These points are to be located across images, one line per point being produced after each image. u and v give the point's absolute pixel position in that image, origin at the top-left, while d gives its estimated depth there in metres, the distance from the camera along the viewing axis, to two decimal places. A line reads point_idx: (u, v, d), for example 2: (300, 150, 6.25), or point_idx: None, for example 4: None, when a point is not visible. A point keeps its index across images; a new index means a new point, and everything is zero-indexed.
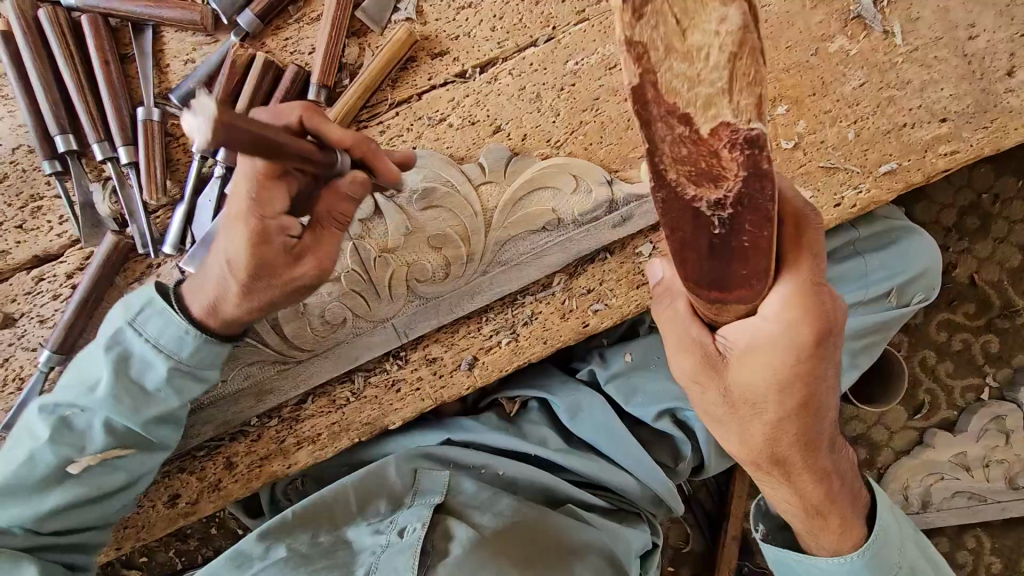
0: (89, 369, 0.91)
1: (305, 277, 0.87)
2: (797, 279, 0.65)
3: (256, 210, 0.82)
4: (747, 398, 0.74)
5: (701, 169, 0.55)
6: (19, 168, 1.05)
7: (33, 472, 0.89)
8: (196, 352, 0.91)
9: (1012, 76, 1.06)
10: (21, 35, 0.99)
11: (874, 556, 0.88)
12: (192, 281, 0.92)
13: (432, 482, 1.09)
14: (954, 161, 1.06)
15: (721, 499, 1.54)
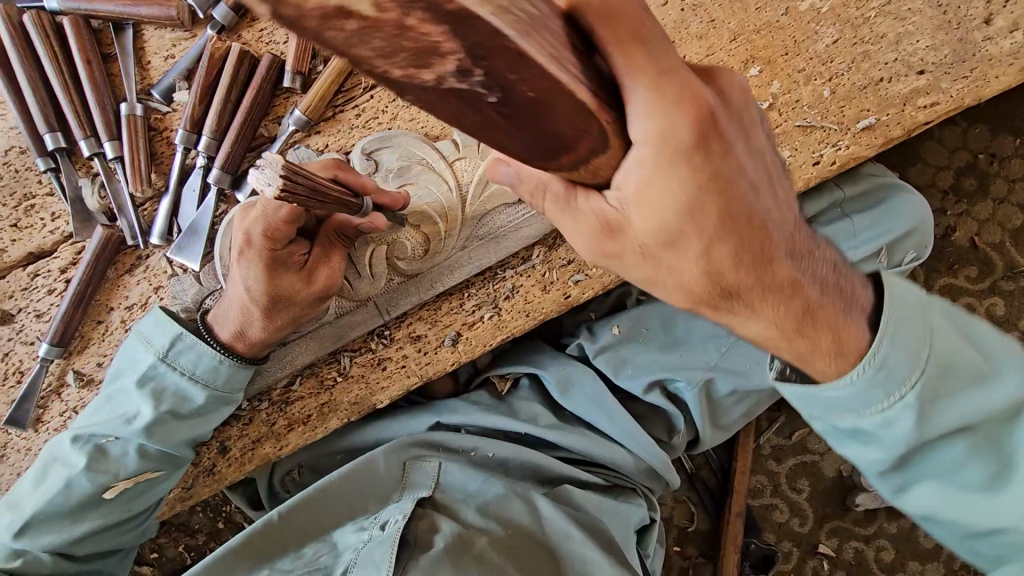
0: (122, 402, 0.97)
1: (320, 292, 0.95)
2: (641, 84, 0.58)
3: (265, 242, 0.90)
4: (661, 240, 0.64)
5: (414, 50, 0.43)
6: (12, 169, 1.09)
7: (69, 498, 0.95)
8: (228, 379, 0.99)
9: (989, 25, 1.05)
10: (8, 39, 1.03)
11: (887, 363, 0.70)
12: (216, 313, 0.99)
13: (421, 476, 1.08)
14: (935, 112, 1.04)
15: (725, 477, 1.51)
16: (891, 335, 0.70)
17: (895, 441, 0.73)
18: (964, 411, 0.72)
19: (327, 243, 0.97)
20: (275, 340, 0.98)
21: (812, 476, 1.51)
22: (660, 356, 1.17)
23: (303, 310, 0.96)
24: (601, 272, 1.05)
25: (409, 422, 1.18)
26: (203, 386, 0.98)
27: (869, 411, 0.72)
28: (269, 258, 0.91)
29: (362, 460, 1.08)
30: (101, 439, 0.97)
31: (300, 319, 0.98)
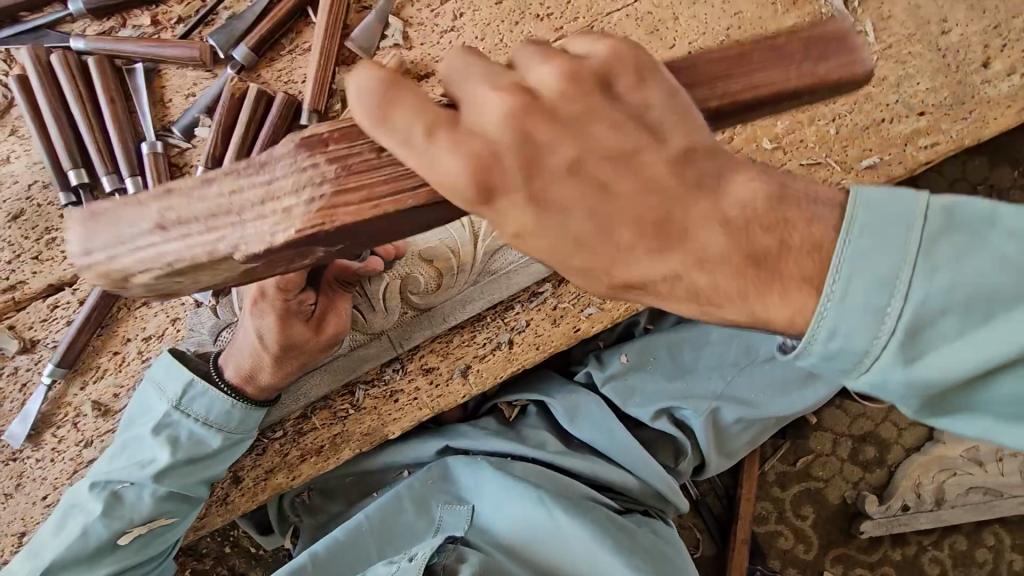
0: (137, 449, 0.98)
1: (332, 340, 0.97)
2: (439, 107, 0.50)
3: (279, 296, 0.91)
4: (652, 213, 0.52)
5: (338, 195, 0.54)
6: (35, 203, 1.11)
7: (88, 544, 0.97)
8: (240, 422, 1.00)
9: (988, 68, 1.08)
10: (37, 79, 1.07)
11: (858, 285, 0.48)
12: (228, 354, 1.00)
13: (454, 517, 1.12)
14: (935, 153, 1.07)
15: (730, 503, 1.52)
16: (859, 240, 0.48)
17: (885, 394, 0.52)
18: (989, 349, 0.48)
19: (332, 290, 0.98)
20: (285, 384, 1.00)
21: (816, 503, 1.53)
22: (667, 387, 1.19)
23: (311, 356, 0.98)
24: (611, 306, 1.07)
25: (420, 447, 1.19)
26: (217, 431, 1.00)
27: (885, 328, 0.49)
28: (282, 309, 0.92)
29: (390, 495, 1.12)
30: (117, 485, 0.98)
31: (307, 364, 0.99)
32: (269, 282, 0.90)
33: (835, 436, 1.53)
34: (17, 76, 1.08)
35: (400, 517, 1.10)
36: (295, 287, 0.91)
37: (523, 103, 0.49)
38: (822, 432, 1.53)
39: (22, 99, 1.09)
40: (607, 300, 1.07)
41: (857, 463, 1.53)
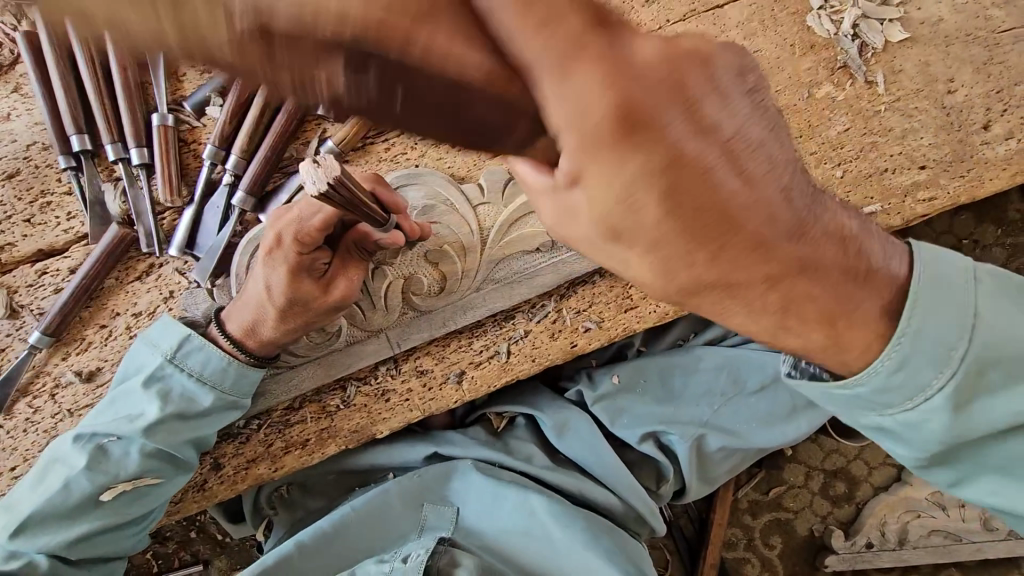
0: (127, 404, 0.96)
1: (338, 303, 0.96)
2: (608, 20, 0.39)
3: (294, 246, 0.92)
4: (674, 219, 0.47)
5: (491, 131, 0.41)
6: (32, 164, 1.08)
7: (70, 498, 0.94)
8: (235, 380, 0.99)
9: (988, 130, 1.12)
10: (45, 37, 1.04)
11: (920, 348, 0.61)
12: (233, 306, 0.99)
13: (440, 519, 1.13)
14: (932, 207, 1.11)
15: (702, 527, 1.54)
16: (923, 306, 0.61)
17: (924, 438, 0.66)
18: (1007, 411, 0.65)
19: (348, 255, 0.98)
20: (284, 341, 0.99)
21: (784, 533, 1.56)
22: (656, 410, 1.21)
23: (316, 316, 0.97)
24: (610, 325, 1.08)
25: (406, 450, 1.18)
26: (211, 388, 0.98)
27: (924, 389, 0.63)
28: (294, 261, 0.92)
29: (376, 491, 1.12)
30: (103, 439, 0.96)
31: (309, 323, 0.98)
32: (287, 233, 0.91)
33: (808, 469, 1.57)
34: (26, 32, 1.05)
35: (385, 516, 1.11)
36: (310, 237, 0.91)
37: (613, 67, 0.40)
38: (796, 464, 1.57)
39: (29, 57, 1.05)
40: (607, 318, 1.08)
41: (826, 497, 1.56)
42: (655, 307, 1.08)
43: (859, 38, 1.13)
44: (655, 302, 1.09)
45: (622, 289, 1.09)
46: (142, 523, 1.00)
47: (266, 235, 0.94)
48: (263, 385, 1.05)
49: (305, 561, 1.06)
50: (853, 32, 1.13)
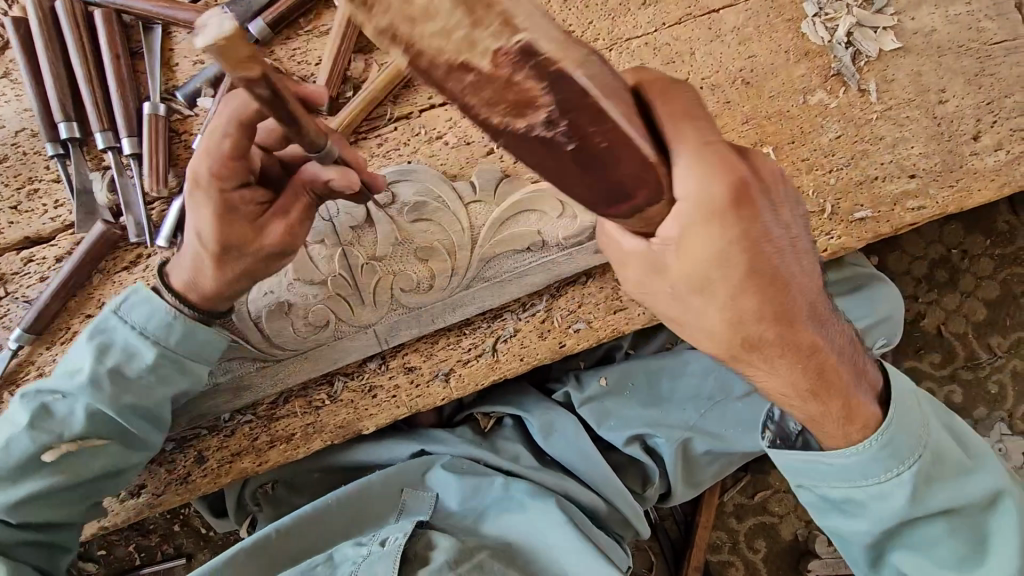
0: (72, 357, 0.92)
1: (273, 246, 0.88)
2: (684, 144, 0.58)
3: (216, 181, 0.82)
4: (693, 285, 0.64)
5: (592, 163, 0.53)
6: (19, 151, 1.07)
7: (10, 459, 0.89)
8: (179, 334, 0.92)
9: (977, 141, 1.13)
10: (37, 23, 1.03)
11: (893, 438, 0.79)
12: (176, 257, 0.93)
13: (421, 504, 1.12)
14: (920, 215, 1.11)
15: (687, 530, 1.55)
16: (896, 423, 0.79)
17: (882, 513, 0.81)
18: (954, 495, 0.82)
19: (290, 194, 0.89)
20: (229, 293, 0.92)
21: (769, 537, 1.56)
22: (643, 412, 1.21)
23: (253, 263, 0.89)
24: (599, 325, 1.08)
25: (395, 447, 1.19)
26: (154, 342, 0.92)
27: (879, 477, 0.80)
28: (220, 201, 0.83)
29: (361, 483, 1.11)
30: (48, 397, 0.92)
31: (251, 271, 0.91)
32: (205, 164, 0.81)
33: None
34: (17, 18, 1.04)
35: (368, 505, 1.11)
36: (231, 168, 0.81)
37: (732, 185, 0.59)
38: (782, 469, 1.57)
39: (20, 43, 1.04)
40: (596, 318, 1.09)
41: None
42: (644, 309, 1.09)
43: (852, 46, 1.13)
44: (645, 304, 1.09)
45: (612, 290, 1.09)
46: (90, 492, 0.94)
47: (191, 171, 0.84)
48: (247, 377, 1.04)
49: (284, 544, 1.05)
50: (847, 40, 1.13)
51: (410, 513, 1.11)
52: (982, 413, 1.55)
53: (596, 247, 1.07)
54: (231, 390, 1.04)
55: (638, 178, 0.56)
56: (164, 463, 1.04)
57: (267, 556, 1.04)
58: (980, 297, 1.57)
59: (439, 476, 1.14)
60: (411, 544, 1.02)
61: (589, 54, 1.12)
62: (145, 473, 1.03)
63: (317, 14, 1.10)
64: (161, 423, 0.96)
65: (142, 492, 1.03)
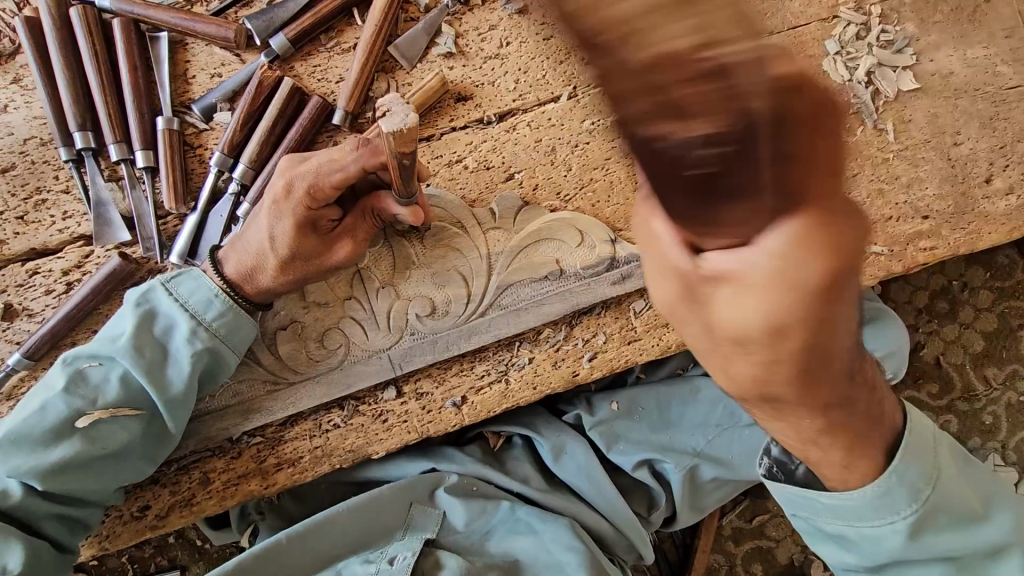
0: (113, 324, 0.94)
1: (340, 261, 0.95)
2: (810, 211, 0.36)
3: (304, 202, 0.89)
4: (732, 339, 0.49)
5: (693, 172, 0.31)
6: (27, 160, 1.04)
7: (44, 421, 0.88)
8: (220, 314, 0.94)
9: (989, 184, 1.14)
10: (51, 31, 1.01)
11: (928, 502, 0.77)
12: (233, 243, 0.96)
13: (425, 519, 1.12)
14: (932, 256, 1.12)
15: (685, 552, 1.56)
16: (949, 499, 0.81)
17: (873, 551, 0.77)
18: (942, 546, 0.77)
19: (360, 214, 0.96)
20: (282, 291, 0.97)
21: (765, 560, 1.57)
22: (652, 438, 1.21)
23: (315, 272, 0.96)
24: (612, 355, 1.08)
25: (405, 465, 1.18)
26: (192, 316, 0.94)
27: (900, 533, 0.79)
28: (305, 218, 0.90)
29: (370, 495, 1.10)
30: (84, 362, 0.92)
31: (309, 277, 0.96)
32: (301, 182, 0.89)
33: None
34: (30, 24, 1.02)
35: (373, 517, 1.10)
36: (324, 193, 0.89)
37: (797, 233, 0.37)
38: None
39: (32, 50, 1.02)
40: (609, 348, 1.08)
41: None
42: (658, 340, 1.09)
43: (872, 85, 1.14)
44: (659, 336, 1.09)
45: (628, 320, 1.09)
46: (113, 476, 0.92)
47: (276, 187, 0.90)
48: (257, 399, 1.02)
49: (293, 553, 1.04)
50: (867, 79, 1.14)
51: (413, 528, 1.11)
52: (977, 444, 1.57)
53: (613, 278, 1.07)
54: (240, 412, 1.02)
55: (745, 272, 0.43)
56: (168, 483, 1.02)
57: (275, 563, 1.03)
58: (978, 329, 1.59)
59: (445, 496, 1.12)
60: (420, 560, 1.05)
61: None
62: (149, 494, 1.01)
63: (339, 31, 1.09)
64: (190, 406, 0.95)
65: (147, 513, 1.01)
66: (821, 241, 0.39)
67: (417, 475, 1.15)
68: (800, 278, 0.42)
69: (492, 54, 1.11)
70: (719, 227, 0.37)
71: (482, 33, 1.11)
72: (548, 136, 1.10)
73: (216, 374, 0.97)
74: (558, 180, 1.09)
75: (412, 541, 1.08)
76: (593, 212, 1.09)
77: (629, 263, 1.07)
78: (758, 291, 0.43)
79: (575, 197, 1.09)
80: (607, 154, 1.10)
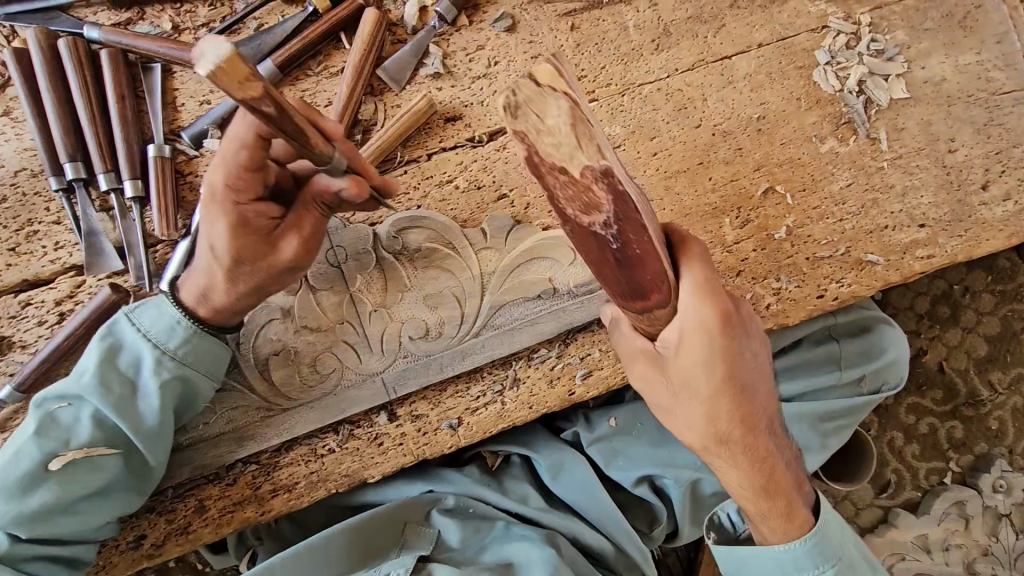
0: (79, 363, 0.93)
1: (288, 260, 0.91)
2: (692, 272, 0.82)
3: (231, 197, 0.86)
4: (684, 379, 0.85)
5: (636, 286, 0.80)
6: (19, 191, 1.04)
7: (17, 469, 0.87)
8: (186, 340, 0.94)
9: (986, 190, 1.13)
10: (39, 63, 1.01)
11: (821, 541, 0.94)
12: (185, 272, 0.96)
13: (420, 539, 1.11)
14: (930, 264, 1.11)
15: (690, 566, 1.54)
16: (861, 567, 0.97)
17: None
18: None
19: (304, 208, 0.90)
20: (241, 306, 0.95)
21: None
22: (652, 454, 1.19)
23: (265, 278, 0.92)
24: (607, 372, 1.07)
25: (402, 487, 1.17)
26: (156, 346, 0.93)
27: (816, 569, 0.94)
28: (235, 214, 0.86)
29: (365, 517, 1.09)
30: (52, 405, 0.91)
31: (262, 284, 0.93)
32: (220, 179, 0.85)
33: None
34: (19, 56, 1.02)
35: (370, 539, 1.09)
36: (245, 181, 0.85)
37: (699, 286, 0.82)
38: None
39: (20, 82, 1.02)
40: (604, 366, 1.07)
41: None
42: None
43: (864, 93, 1.13)
44: None
45: None
46: (100, 512, 0.92)
47: (206, 189, 0.87)
48: (251, 426, 1.02)
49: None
50: (858, 88, 1.13)
51: (408, 547, 1.10)
52: (983, 450, 1.55)
53: (607, 295, 1.06)
54: (235, 439, 1.02)
55: (683, 321, 0.83)
56: (164, 512, 1.02)
57: None
58: (982, 333, 1.57)
59: (442, 518, 1.12)
60: None
61: (600, 98, 1.11)
62: (144, 523, 1.01)
63: (327, 55, 1.09)
64: (165, 435, 0.94)
65: (142, 542, 1.00)
66: (706, 284, 0.82)
67: (414, 497, 1.14)
68: (698, 361, 0.83)
69: (480, 74, 1.10)
70: (653, 305, 0.82)
71: (470, 53, 1.11)
72: None
73: (189, 400, 0.97)
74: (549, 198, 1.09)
75: (406, 559, 1.06)
76: None
77: None
78: (699, 347, 0.82)
79: None
80: None
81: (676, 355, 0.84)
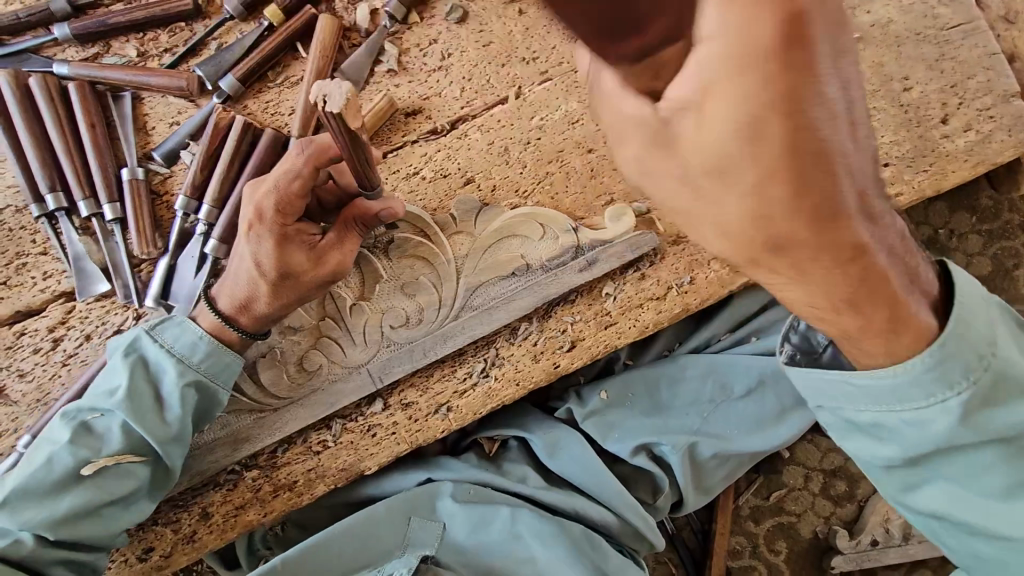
0: (106, 376, 0.96)
1: (327, 276, 0.96)
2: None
3: (278, 219, 0.93)
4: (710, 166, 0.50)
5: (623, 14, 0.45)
6: (6, 228, 1.09)
7: (51, 474, 0.90)
8: (206, 355, 0.97)
9: (946, 124, 1.14)
10: (12, 100, 1.06)
11: (950, 352, 0.68)
12: (221, 281, 0.99)
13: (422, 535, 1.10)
14: (898, 202, 1.11)
15: (705, 537, 1.54)
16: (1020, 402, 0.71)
17: (921, 437, 0.72)
18: (1008, 423, 0.72)
19: (343, 228, 0.97)
20: (279, 315, 0.99)
21: (789, 538, 1.53)
22: (648, 421, 1.20)
23: (308, 290, 0.97)
24: (589, 343, 1.08)
25: (401, 478, 1.18)
26: (179, 359, 0.96)
27: (918, 401, 0.70)
28: (280, 232, 0.93)
29: (367, 513, 1.09)
30: (87, 415, 0.94)
31: (300, 300, 0.98)
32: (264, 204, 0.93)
33: (807, 471, 1.55)
34: None
35: (372, 534, 1.09)
36: (291, 207, 0.93)
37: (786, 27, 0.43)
38: (796, 466, 1.55)
39: None
40: (586, 336, 1.08)
41: (828, 497, 1.54)
42: (634, 321, 1.09)
43: None
44: (635, 316, 1.09)
45: (601, 305, 1.09)
46: (121, 519, 0.94)
47: (245, 216, 0.95)
48: (245, 429, 1.04)
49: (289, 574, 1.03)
50: None
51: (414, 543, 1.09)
52: None
53: (579, 265, 1.08)
54: (230, 443, 1.04)
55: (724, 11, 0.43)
56: (170, 522, 1.03)
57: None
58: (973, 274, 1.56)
59: (450, 505, 1.12)
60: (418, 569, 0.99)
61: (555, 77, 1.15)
62: (152, 535, 1.02)
63: (286, 66, 1.13)
64: (186, 443, 0.97)
65: (151, 554, 1.02)
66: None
67: (414, 489, 1.14)
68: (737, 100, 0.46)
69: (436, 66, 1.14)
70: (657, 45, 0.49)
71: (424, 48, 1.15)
72: (499, 137, 1.13)
73: (209, 411, 0.99)
74: (514, 178, 1.11)
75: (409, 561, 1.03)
76: (553, 205, 1.11)
77: (594, 249, 1.08)
78: (732, 91, 0.46)
79: (533, 192, 1.11)
80: (560, 146, 1.13)
81: (683, 130, 0.50)
